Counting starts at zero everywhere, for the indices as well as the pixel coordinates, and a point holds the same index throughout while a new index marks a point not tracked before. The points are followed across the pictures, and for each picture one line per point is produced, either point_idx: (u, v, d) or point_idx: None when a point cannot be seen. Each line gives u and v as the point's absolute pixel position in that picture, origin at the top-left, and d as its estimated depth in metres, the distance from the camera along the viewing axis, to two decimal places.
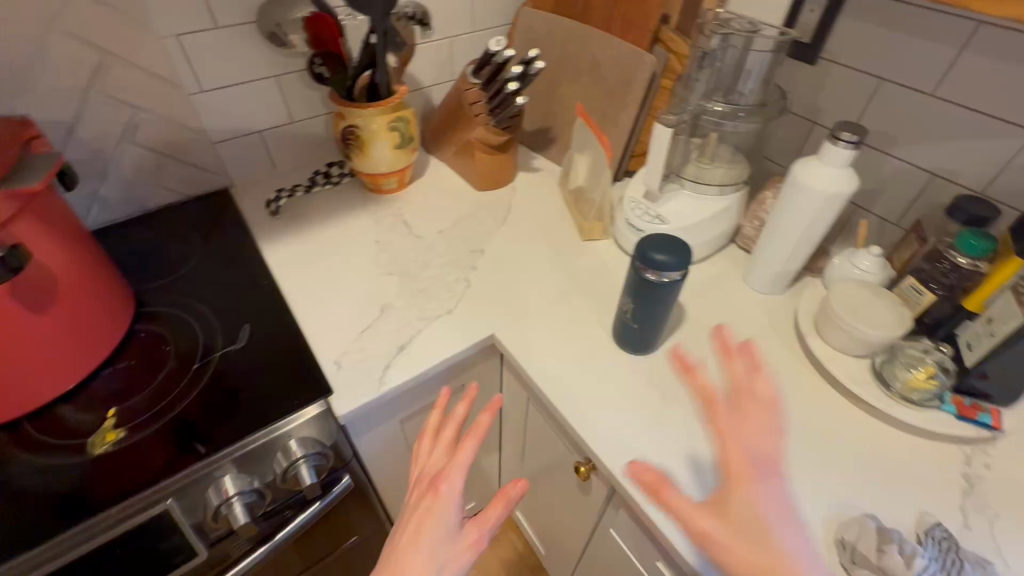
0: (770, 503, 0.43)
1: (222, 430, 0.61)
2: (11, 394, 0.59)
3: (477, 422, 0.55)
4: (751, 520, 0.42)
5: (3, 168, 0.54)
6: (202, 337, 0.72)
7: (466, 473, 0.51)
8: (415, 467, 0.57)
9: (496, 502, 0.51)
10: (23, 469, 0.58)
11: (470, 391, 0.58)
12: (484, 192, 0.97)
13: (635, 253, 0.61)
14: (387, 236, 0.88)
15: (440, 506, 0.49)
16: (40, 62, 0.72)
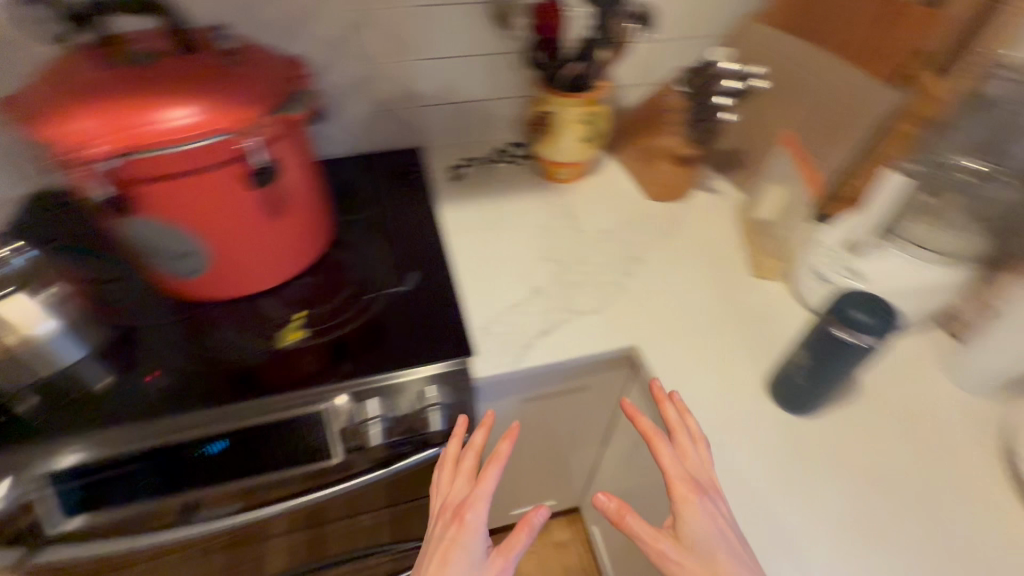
0: (702, 523, 0.50)
1: (377, 357, 0.69)
2: (232, 276, 0.71)
3: (497, 452, 0.57)
4: (704, 546, 0.49)
5: (282, 95, 0.64)
6: (376, 273, 0.81)
7: (489, 504, 0.54)
8: (437, 497, 0.60)
9: (521, 528, 0.53)
10: (233, 340, 0.72)
11: (488, 420, 0.63)
12: (654, 202, 0.94)
13: (830, 307, 0.59)
14: (551, 223, 0.90)
15: (464, 537, 0.52)
16: (315, 14, 0.86)
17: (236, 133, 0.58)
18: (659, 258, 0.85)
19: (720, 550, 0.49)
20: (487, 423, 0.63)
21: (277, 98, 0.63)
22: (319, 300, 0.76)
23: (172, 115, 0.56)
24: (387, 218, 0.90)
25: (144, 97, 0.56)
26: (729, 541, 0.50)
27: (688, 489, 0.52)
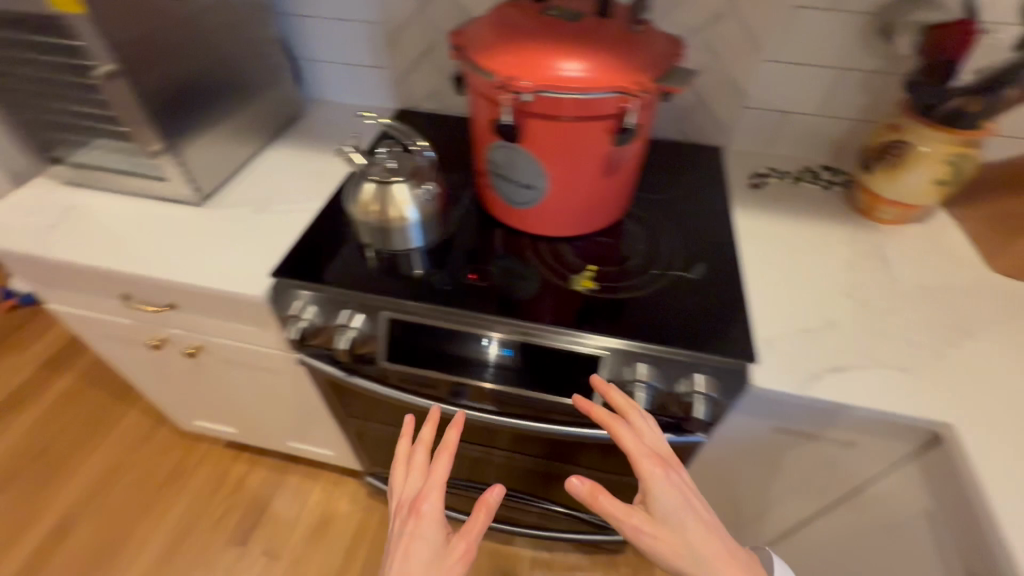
0: (667, 493, 0.53)
1: (662, 330, 0.71)
2: (552, 216, 0.80)
3: (445, 442, 0.60)
4: (673, 516, 0.52)
5: (667, 69, 0.69)
6: (664, 254, 0.83)
7: (444, 492, 0.55)
8: (393, 493, 0.60)
9: (478, 510, 0.55)
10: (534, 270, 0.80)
11: (434, 414, 0.65)
12: (1000, 276, 0.79)
13: None
14: (861, 260, 0.83)
15: (422, 529, 0.53)
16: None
17: (623, 94, 0.65)
18: (998, 340, 0.71)
19: (688, 522, 0.52)
20: (456, 420, 0.64)
21: (654, 70, 0.68)
22: (611, 259, 0.82)
23: (564, 66, 0.65)
24: (682, 206, 0.92)
25: (553, 48, 0.66)
26: (703, 518, 0.52)
27: (633, 445, 0.56)
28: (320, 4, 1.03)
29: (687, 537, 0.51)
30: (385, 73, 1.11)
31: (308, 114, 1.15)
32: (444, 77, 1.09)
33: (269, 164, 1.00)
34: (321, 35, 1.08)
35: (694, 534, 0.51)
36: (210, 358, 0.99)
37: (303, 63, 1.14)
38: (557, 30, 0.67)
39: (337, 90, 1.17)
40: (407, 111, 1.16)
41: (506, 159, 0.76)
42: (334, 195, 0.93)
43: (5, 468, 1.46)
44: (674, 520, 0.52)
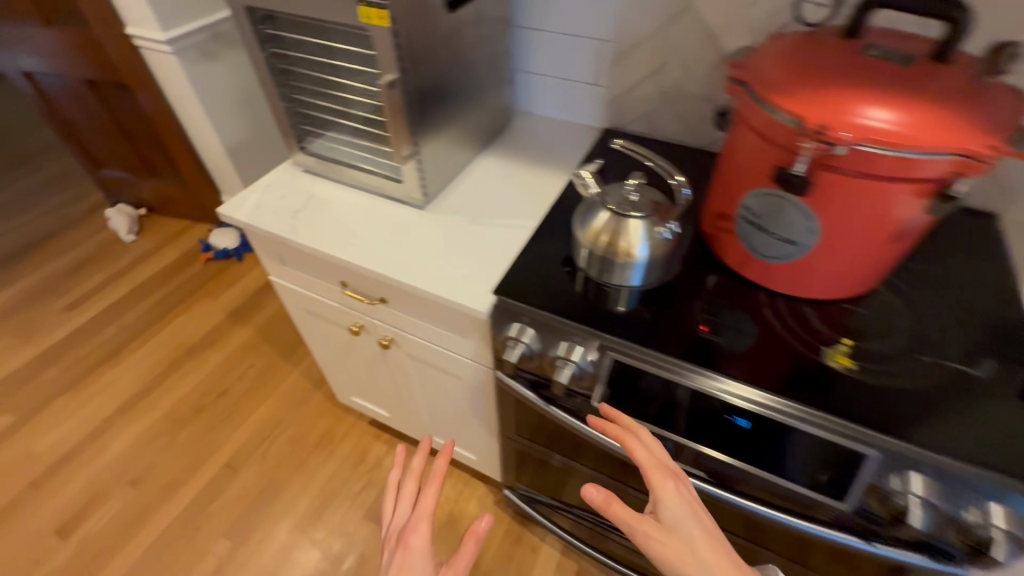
0: (679, 503, 0.51)
1: (950, 439, 0.60)
2: (800, 274, 0.72)
3: (435, 469, 0.61)
4: (682, 524, 0.50)
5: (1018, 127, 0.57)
6: (939, 339, 0.71)
7: (430, 523, 0.56)
8: (385, 525, 0.62)
9: (467, 544, 0.54)
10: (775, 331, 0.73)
11: (422, 445, 0.65)
12: None
13: None
14: None
15: (410, 563, 0.53)
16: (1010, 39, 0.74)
17: (961, 155, 0.55)
18: None
19: (693, 531, 0.49)
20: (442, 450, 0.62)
21: (993, 128, 0.56)
22: (870, 335, 0.71)
23: (871, 113, 0.56)
24: (954, 280, 0.77)
25: (861, 92, 0.57)
26: (706, 524, 0.50)
27: (645, 457, 0.56)
28: (554, 18, 1.03)
29: (692, 548, 0.48)
30: (603, 92, 1.08)
31: (515, 125, 1.16)
32: (665, 101, 1.04)
33: (483, 175, 1.01)
34: (547, 50, 1.07)
35: (700, 542, 0.49)
36: (401, 353, 1.04)
37: (519, 75, 1.15)
38: (863, 71, 0.59)
39: (547, 104, 1.16)
40: (615, 131, 1.12)
41: (769, 208, 0.68)
42: (549, 215, 0.92)
43: (195, 403, 1.67)
44: (679, 526, 0.50)
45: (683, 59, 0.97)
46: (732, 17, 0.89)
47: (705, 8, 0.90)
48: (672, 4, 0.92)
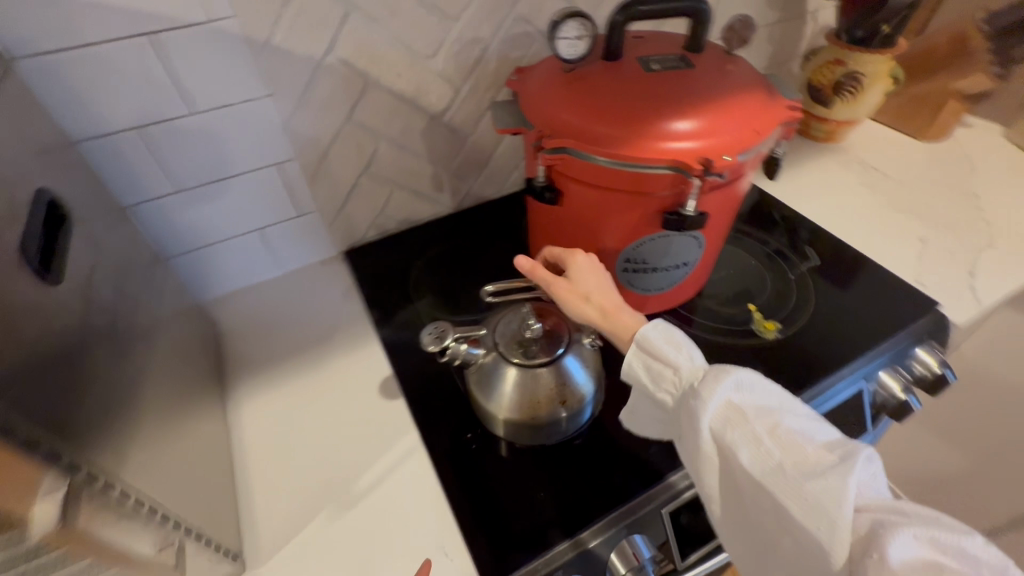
0: (587, 273, 0.56)
1: (862, 330, 0.70)
2: (687, 286, 0.70)
3: None
4: (587, 284, 0.55)
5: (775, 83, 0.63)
6: (772, 254, 0.82)
7: None
8: None
9: None
10: (710, 343, 0.70)
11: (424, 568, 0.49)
12: (931, 144, 1.03)
13: None
14: (865, 180, 0.96)
15: None
16: None
17: (782, 128, 0.57)
18: (990, 193, 0.91)
19: (597, 288, 0.55)
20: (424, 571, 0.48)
21: (763, 85, 0.60)
22: (755, 291, 0.76)
23: (688, 126, 0.52)
24: None
25: (667, 110, 0.53)
26: (610, 293, 0.55)
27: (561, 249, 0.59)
28: (185, 172, 0.65)
29: (588, 306, 0.54)
30: (316, 217, 0.79)
31: (231, 326, 0.75)
32: (396, 188, 0.83)
33: (275, 435, 0.62)
34: (203, 211, 0.70)
35: (604, 301, 0.54)
36: None
37: (180, 263, 0.73)
38: (650, 88, 0.54)
39: (248, 270, 0.79)
40: (361, 248, 0.86)
41: (654, 249, 0.62)
42: (419, 408, 0.64)
43: None
44: (583, 282, 0.55)
45: (392, 138, 0.77)
46: (421, 77, 0.73)
47: (386, 77, 0.71)
48: (346, 88, 0.69)
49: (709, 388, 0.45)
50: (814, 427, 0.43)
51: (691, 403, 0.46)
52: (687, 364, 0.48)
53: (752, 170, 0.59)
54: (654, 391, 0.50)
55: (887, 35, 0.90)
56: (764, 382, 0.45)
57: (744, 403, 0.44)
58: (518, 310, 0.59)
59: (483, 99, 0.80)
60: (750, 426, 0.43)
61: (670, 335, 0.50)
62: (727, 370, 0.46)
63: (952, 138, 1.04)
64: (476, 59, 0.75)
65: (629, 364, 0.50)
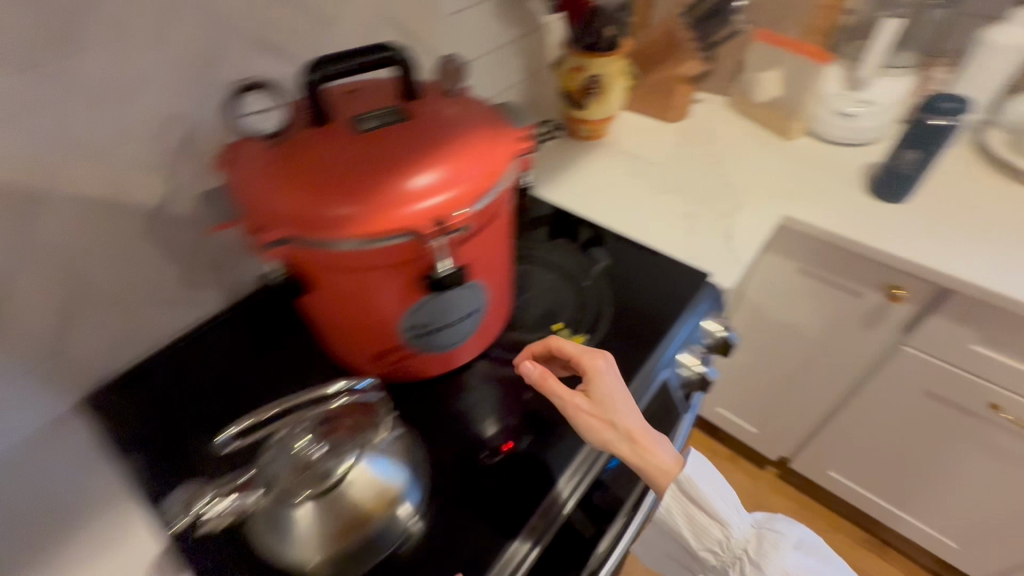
0: (609, 381, 0.59)
1: (655, 320, 0.74)
2: (490, 324, 0.68)
3: None
4: (616, 398, 0.59)
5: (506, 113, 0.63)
6: (568, 264, 0.84)
7: None
8: None
9: None
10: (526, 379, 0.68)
11: None
12: (677, 123, 1.16)
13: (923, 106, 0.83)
14: (633, 170, 1.04)
15: None
16: None
17: (524, 158, 0.57)
18: (729, 160, 1.05)
19: (615, 404, 0.58)
20: None
21: (493, 120, 0.58)
22: (558, 308, 0.77)
23: (427, 180, 0.49)
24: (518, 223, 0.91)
25: (391, 178, 0.48)
26: (631, 409, 0.59)
27: (578, 349, 0.61)
28: None
29: (609, 433, 0.57)
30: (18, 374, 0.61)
31: None
32: (132, 305, 0.68)
33: None
34: None
35: (629, 425, 0.57)
36: None
37: None
38: (371, 156, 0.49)
39: None
40: (108, 388, 0.69)
41: (438, 308, 0.57)
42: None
43: None
44: (609, 402, 0.58)
45: (100, 252, 0.62)
46: (111, 174, 0.59)
47: (57, 186, 0.56)
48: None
49: (773, 561, 0.59)
50: (815, 563, 0.60)
51: (765, 556, 0.59)
52: (737, 528, 0.61)
53: (505, 208, 0.58)
54: (699, 547, 0.62)
55: (611, 38, 0.98)
56: (772, 534, 0.61)
57: (793, 566, 0.59)
58: (292, 431, 0.49)
59: (213, 182, 0.68)
60: (814, 574, 0.59)
61: (707, 475, 0.60)
62: (779, 530, 0.62)
63: (691, 117, 1.19)
64: (184, 139, 0.63)
65: (668, 505, 0.60)
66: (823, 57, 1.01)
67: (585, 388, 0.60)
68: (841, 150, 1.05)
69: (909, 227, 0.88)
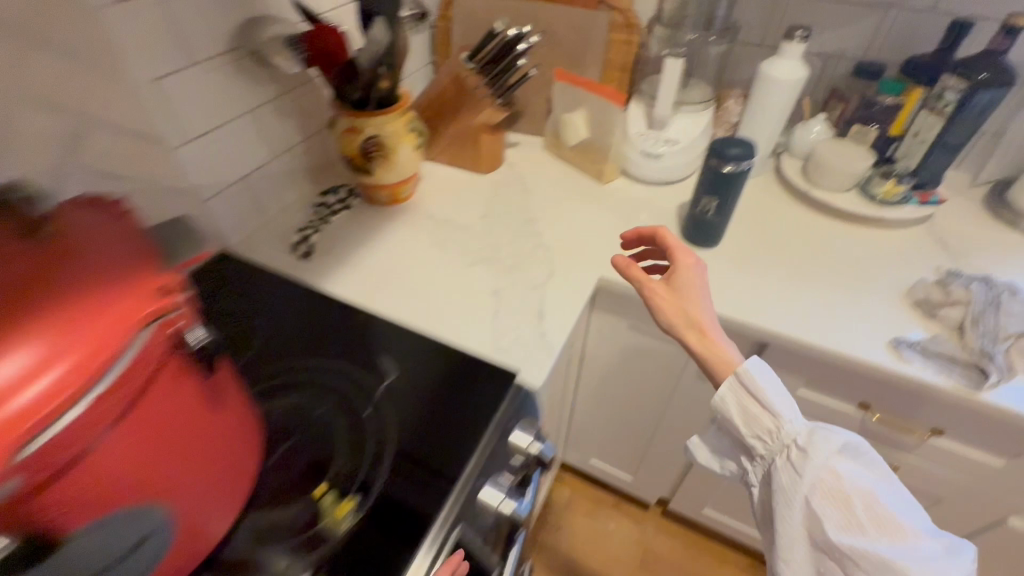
0: (697, 272, 0.66)
1: (447, 453, 0.60)
2: (213, 523, 0.47)
3: None
4: (693, 287, 0.64)
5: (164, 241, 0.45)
6: (346, 385, 0.67)
7: None
8: None
9: None
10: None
11: None
12: (490, 174, 1.05)
13: (709, 152, 0.77)
14: (438, 238, 0.90)
15: None
16: (10, 141, 0.58)
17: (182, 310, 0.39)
18: (543, 214, 0.95)
19: (692, 295, 0.64)
20: None
21: (138, 264, 0.40)
22: (324, 456, 0.59)
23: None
24: (287, 333, 0.73)
25: None
26: (704, 308, 0.63)
27: (676, 241, 0.69)
28: None
29: (683, 324, 0.62)
30: None
31: None
32: None
33: None
34: None
35: (704, 327, 0.62)
36: None
37: None
38: None
39: None
40: None
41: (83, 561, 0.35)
42: None
43: None
44: (682, 297, 0.64)
45: None
46: None
47: None
48: None
49: (820, 452, 0.52)
50: (863, 469, 0.54)
51: (801, 459, 0.53)
52: (785, 421, 0.55)
53: (188, 384, 0.41)
54: (749, 436, 0.58)
55: (385, 91, 0.84)
56: (834, 436, 0.54)
57: (834, 475, 0.52)
58: None
59: None
60: (836, 483, 0.52)
61: (766, 376, 0.57)
62: (854, 439, 0.55)
63: (506, 165, 1.08)
64: None
65: (722, 399, 0.58)
66: (619, 99, 0.94)
67: (670, 278, 0.66)
68: (655, 191, 1.00)
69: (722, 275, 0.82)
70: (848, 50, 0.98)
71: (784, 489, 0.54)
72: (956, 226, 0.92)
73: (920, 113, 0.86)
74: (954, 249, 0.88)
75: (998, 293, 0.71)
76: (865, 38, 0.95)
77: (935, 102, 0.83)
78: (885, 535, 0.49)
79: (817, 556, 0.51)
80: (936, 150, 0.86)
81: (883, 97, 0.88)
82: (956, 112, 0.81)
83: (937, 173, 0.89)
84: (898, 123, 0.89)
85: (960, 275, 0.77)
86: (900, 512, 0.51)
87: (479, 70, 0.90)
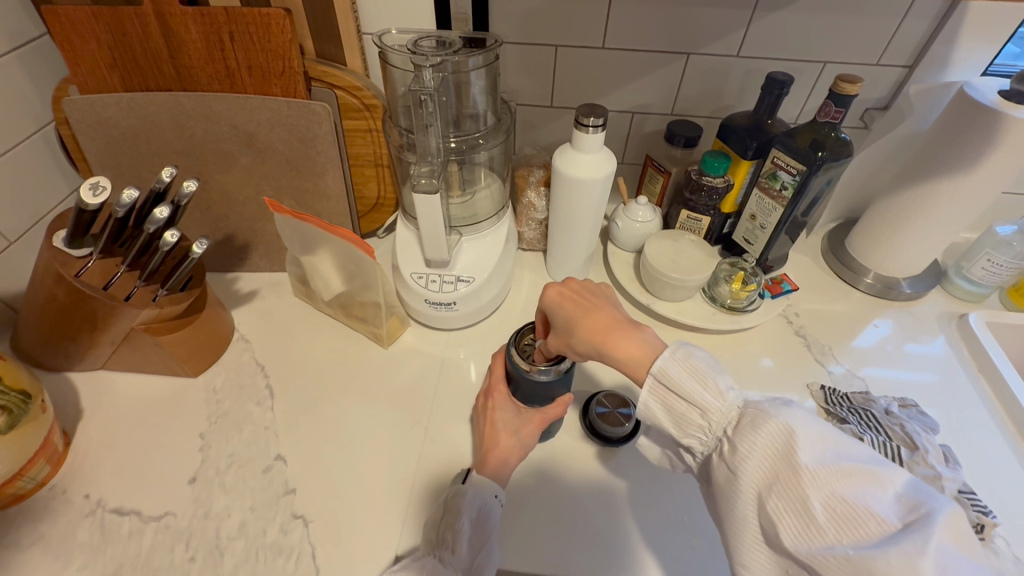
0: (562, 314, 0.52)
1: None
2: None
3: None
4: (562, 324, 0.52)
5: None
6: None
7: None
8: None
9: None
10: None
11: None
12: (210, 370, 0.67)
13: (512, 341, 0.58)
14: (107, 561, 0.52)
15: None
16: None
17: None
18: (298, 440, 0.61)
19: (572, 329, 0.51)
20: None
21: None
22: None
23: None
24: None
25: None
26: (586, 319, 0.50)
27: (558, 291, 0.53)
28: None
29: (576, 347, 0.50)
30: None
31: None
32: None
33: None
34: None
35: (596, 336, 0.49)
36: None
37: None
38: None
39: None
40: None
41: None
42: None
43: None
44: (557, 322, 0.52)
45: None
46: None
47: None
48: None
49: (754, 443, 0.40)
50: (812, 433, 0.39)
51: (747, 437, 0.40)
52: (718, 399, 0.43)
53: None
54: (680, 436, 0.45)
55: None
56: (774, 410, 0.41)
57: (778, 441, 0.39)
58: None
59: None
60: (787, 458, 0.38)
61: (691, 363, 0.44)
62: (764, 408, 0.41)
63: (237, 341, 0.71)
64: None
65: (647, 402, 0.45)
66: (369, 246, 0.62)
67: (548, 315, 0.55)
68: (461, 340, 0.72)
69: (565, 492, 0.58)
70: (653, 106, 0.77)
71: (724, 488, 0.41)
72: (805, 302, 0.79)
73: (755, 192, 0.68)
74: (817, 339, 0.75)
75: (898, 451, 0.55)
76: (670, 90, 0.75)
77: (768, 183, 0.66)
78: (846, 533, 0.35)
79: (782, 562, 0.38)
80: (780, 235, 0.69)
81: (708, 178, 0.68)
82: (796, 198, 0.63)
83: (783, 253, 0.74)
84: (730, 199, 0.72)
85: (840, 406, 0.64)
86: (858, 468, 0.37)
87: (103, 253, 0.55)
